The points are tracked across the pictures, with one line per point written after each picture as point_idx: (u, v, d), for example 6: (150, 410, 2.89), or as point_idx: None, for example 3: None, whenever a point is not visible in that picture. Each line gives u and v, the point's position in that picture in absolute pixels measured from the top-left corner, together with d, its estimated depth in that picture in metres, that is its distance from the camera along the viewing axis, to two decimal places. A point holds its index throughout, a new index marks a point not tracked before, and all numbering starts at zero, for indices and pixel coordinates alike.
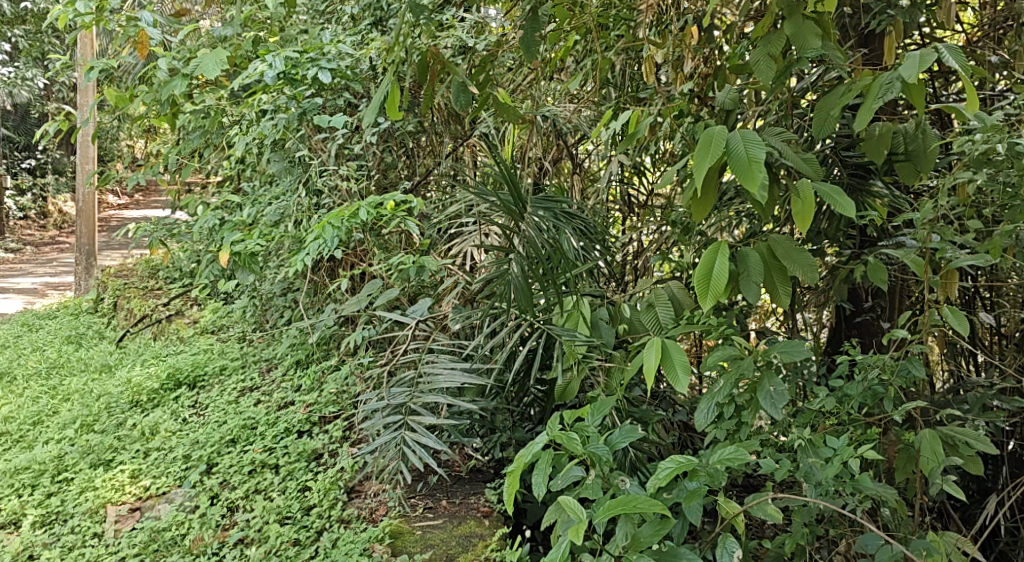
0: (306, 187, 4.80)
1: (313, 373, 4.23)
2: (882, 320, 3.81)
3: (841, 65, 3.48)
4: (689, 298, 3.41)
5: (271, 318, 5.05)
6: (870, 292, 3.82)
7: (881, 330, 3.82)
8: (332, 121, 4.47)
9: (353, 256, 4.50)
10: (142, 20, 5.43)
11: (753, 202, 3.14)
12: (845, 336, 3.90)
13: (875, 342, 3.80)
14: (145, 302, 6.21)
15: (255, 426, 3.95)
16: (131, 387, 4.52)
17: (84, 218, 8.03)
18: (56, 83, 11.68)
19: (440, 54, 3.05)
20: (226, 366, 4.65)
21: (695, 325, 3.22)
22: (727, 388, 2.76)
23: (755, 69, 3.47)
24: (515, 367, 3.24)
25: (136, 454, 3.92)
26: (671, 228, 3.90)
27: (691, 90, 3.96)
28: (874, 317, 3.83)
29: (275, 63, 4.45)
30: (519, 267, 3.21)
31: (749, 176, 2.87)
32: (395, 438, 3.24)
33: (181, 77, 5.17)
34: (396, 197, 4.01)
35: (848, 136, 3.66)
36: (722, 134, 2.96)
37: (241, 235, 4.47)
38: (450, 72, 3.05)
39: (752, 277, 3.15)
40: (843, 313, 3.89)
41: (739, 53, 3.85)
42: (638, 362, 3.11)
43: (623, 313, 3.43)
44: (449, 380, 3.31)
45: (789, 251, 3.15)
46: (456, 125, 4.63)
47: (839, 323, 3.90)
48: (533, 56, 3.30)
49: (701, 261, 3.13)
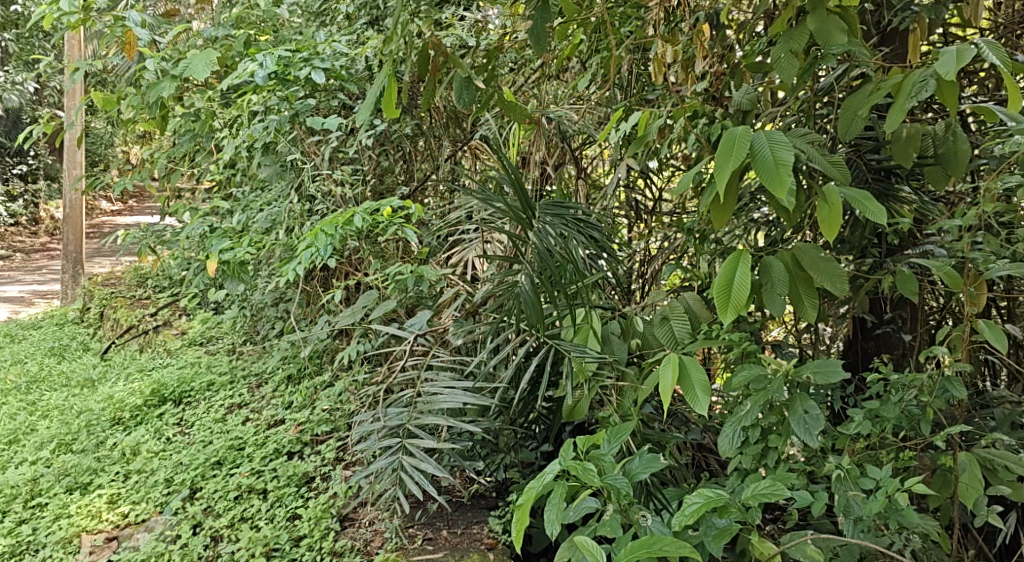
0: (300, 192, 4.58)
1: (305, 389, 4.00)
2: (905, 332, 3.55)
3: (867, 62, 3.27)
4: (707, 312, 3.20)
5: (261, 329, 4.82)
6: (891, 302, 3.55)
7: (904, 344, 3.57)
8: (326, 122, 4.24)
9: (347, 265, 4.27)
10: (130, 20, 5.20)
11: (777, 207, 2.94)
12: (865, 350, 3.62)
13: (898, 357, 3.56)
14: (133, 312, 5.97)
15: (243, 447, 3.72)
16: (114, 404, 4.29)
17: (72, 225, 7.80)
18: (46, 88, 11.48)
19: (443, 44, 2.82)
20: (214, 381, 4.42)
21: (714, 341, 3.01)
22: (754, 412, 2.53)
23: (776, 66, 3.27)
24: (522, 386, 3.00)
25: (115, 478, 3.69)
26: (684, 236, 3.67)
27: (705, 91, 3.77)
28: (896, 329, 3.57)
29: (266, 62, 4.21)
30: (529, 278, 2.97)
31: (776, 180, 2.66)
32: (392, 462, 2.99)
33: (169, 80, 4.95)
34: (393, 203, 3.78)
35: (873, 138, 3.45)
36: (747, 134, 2.74)
37: (230, 243, 4.23)
38: (456, 65, 2.82)
39: (777, 289, 2.93)
40: (863, 324, 3.61)
41: (755, 51, 3.63)
42: (654, 380, 2.91)
43: (636, 327, 3.22)
44: (450, 401, 3.07)
45: (815, 261, 2.93)
46: (456, 128, 4.42)
47: (857, 335, 3.62)
48: (544, 48, 3.06)
49: (721, 271, 2.94)
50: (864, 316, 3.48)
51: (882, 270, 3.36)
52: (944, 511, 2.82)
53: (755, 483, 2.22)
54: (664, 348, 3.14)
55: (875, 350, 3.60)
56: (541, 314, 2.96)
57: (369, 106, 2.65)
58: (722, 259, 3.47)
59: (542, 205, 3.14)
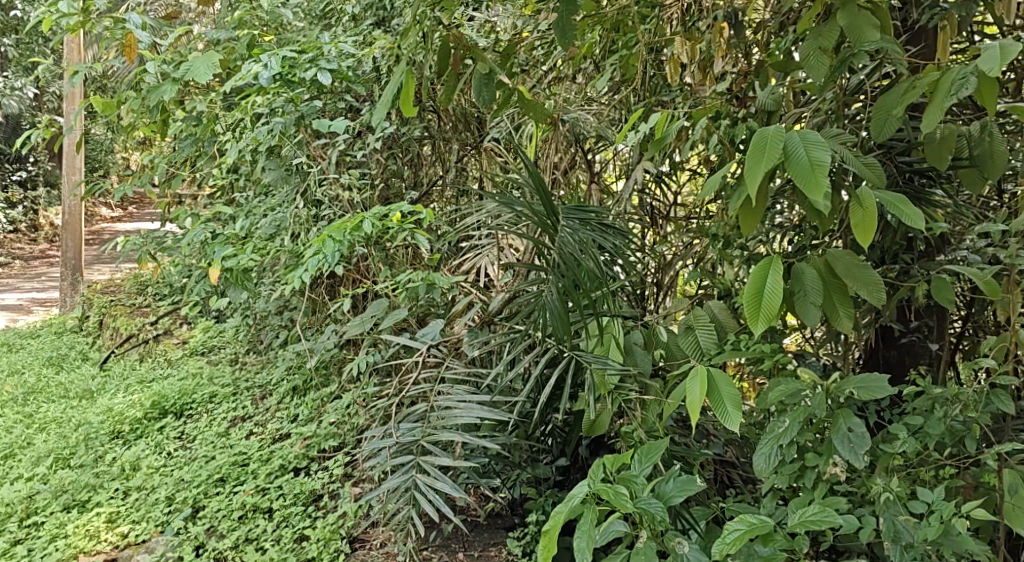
0: (305, 197, 4.43)
1: (312, 401, 3.86)
2: (931, 341, 3.38)
3: (899, 59, 3.12)
4: (733, 321, 3.06)
5: (265, 338, 4.67)
6: (917, 310, 3.36)
7: (929, 352, 3.40)
8: (333, 125, 4.10)
9: (354, 272, 4.13)
10: (131, 22, 5.07)
11: (809, 211, 2.80)
12: (886, 360, 3.43)
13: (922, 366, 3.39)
14: (132, 320, 5.83)
15: (246, 463, 3.58)
16: (113, 417, 4.15)
17: (70, 232, 7.64)
18: (45, 93, 11.35)
19: (464, 37, 2.70)
20: (217, 392, 4.27)
21: (743, 351, 2.87)
22: (794, 430, 2.38)
23: (804, 65, 3.12)
24: (542, 400, 2.85)
25: (114, 495, 3.53)
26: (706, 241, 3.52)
27: (727, 91, 3.62)
28: (921, 338, 3.39)
29: (271, 63, 4.06)
30: (555, 290, 2.84)
31: (813, 182, 2.51)
32: (405, 480, 2.82)
33: (170, 84, 4.81)
34: (404, 208, 3.63)
35: (904, 139, 3.30)
36: (780, 134, 2.59)
37: (234, 250, 4.09)
38: (476, 58, 2.69)
39: (811, 298, 2.78)
40: (887, 332, 3.41)
41: (780, 49, 3.48)
42: (681, 393, 2.78)
43: (659, 337, 3.09)
44: (466, 416, 2.90)
45: (850, 267, 2.78)
46: (468, 132, 4.27)
47: (880, 343, 3.42)
48: (568, 43, 2.95)
49: (751, 278, 2.81)
50: (890, 325, 3.30)
51: (916, 277, 3.21)
52: (989, 532, 2.66)
53: (801, 509, 2.27)
54: (688, 359, 3.01)
55: (900, 360, 3.42)
56: (568, 326, 2.83)
57: (384, 107, 2.49)
58: (748, 266, 3.32)
59: (563, 209, 2.98)
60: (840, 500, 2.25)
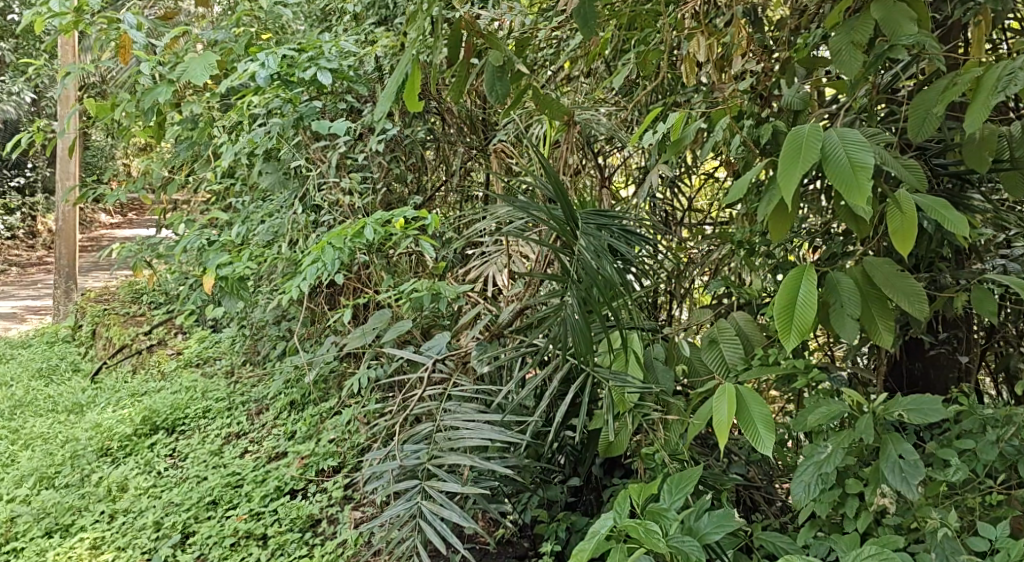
0: (304, 202, 4.22)
1: (310, 418, 3.65)
2: (963, 353, 3.17)
3: (937, 54, 2.91)
4: (759, 334, 2.86)
5: (262, 350, 4.47)
6: (947, 320, 3.15)
7: (959, 364, 3.20)
8: (333, 127, 3.89)
9: (355, 281, 3.93)
10: (125, 22, 4.87)
11: (844, 216, 2.61)
12: (912, 374, 3.22)
13: (953, 380, 3.19)
14: (125, 330, 5.63)
15: (240, 485, 3.38)
16: (101, 433, 3.94)
17: (64, 238, 7.44)
18: (43, 98, 11.15)
19: (478, 24, 2.45)
20: (211, 408, 4.08)
21: (773, 367, 2.67)
22: (839, 456, 2.22)
23: (835, 61, 2.91)
24: (557, 421, 2.64)
25: (100, 519, 3.33)
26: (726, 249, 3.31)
27: (751, 89, 3.41)
28: (951, 350, 3.18)
29: (269, 61, 3.87)
30: (575, 302, 2.60)
31: (854, 184, 2.33)
32: (410, 508, 2.60)
33: (164, 85, 4.60)
34: (408, 213, 3.43)
35: (940, 140, 3.08)
36: (818, 132, 2.41)
37: (229, 258, 3.89)
38: (492, 48, 2.46)
39: (848, 310, 2.59)
40: (916, 345, 3.20)
41: (807, 44, 3.27)
42: (707, 412, 2.60)
43: (680, 351, 2.89)
44: (476, 438, 2.67)
45: (889, 277, 2.59)
46: (473, 133, 4.12)
47: (908, 357, 3.22)
48: (590, 32, 2.67)
49: (782, 289, 2.62)
50: (922, 338, 3.09)
51: (952, 287, 3.00)
52: None
53: (855, 549, 2.19)
54: (713, 374, 2.82)
55: (928, 374, 3.21)
56: (589, 341, 2.60)
57: (388, 101, 2.27)
58: (774, 275, 3.12)
59: (581, 215, 2.80)
60: (896, 539, 2.14)
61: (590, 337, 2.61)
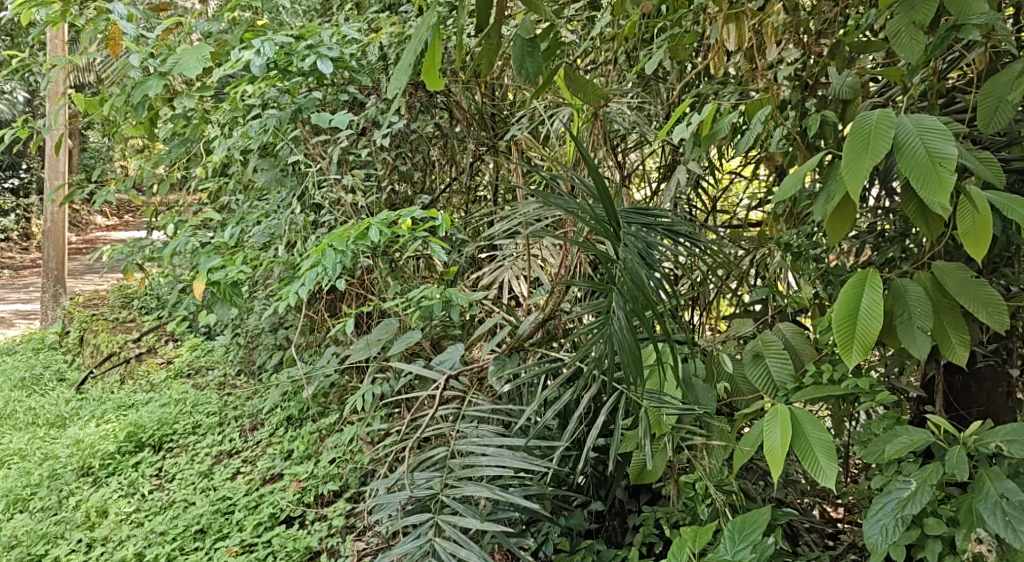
0: (302, 201, 3.92)
1: (308, 435, 3.35)
2: (1013, 366, 2.81)
3: (1010, 36, 2.60)
4: (809, 347, 2.58)
5: (258, 359, 4.16)
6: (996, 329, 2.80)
7: (1008, 377, 2.84)
8: (334, 119, 3.59)
9: (358, 287, 3.63)
10: (116, 12, 4.55)
11: (912, 216, 2.33)
12: (952, 386, 2.86)
13: (1000, 394, 2.83)
14: (113, 337, 5.32)
15: (231, 512, 3.08)
16: (82, 451, 3.64)
17: (53, 240, 7.12)
18: (37, 97, 10.83)
19: None
20: (201, 423, 3.77)
21: (830, 386, 2.39)
22: (927, 493, 2.12)
23: (892, 44, 2.62)
24: (589, 446, 2.34)
25: (75, 548, 3.02)
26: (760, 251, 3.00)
27: (792, 78, 3.11)
28: (1000, 362, 2.81)
29: (265, 48, 3.56)
30: (621, 315, 2.24)
31: (936, 179, 2.05)
32: (421, 545, 2.28)
33: (154, 77, 4.28)
34: (415, 213, 3.13)
35: (1007, 132, 2.76)
36: (889, 121, 2.11)
37: (222, 261, 3.59)
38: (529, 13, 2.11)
39: (917, 321, 2.32)
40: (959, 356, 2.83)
41: (859, 27, 2.96)
42: (757, 437, 2.32)
43: (722, 366, 2.59)
44: (496, 467, 2.36)
45: (962, 284, 2.31)
46: (482, 130, 3.78)
47: (950, 370, 2.86)
48: None
49: (841, 298, 2.34)
50: (978, 350, 2.77)
51: (1014, 295, 2.69)
52: None
53: None
54: (759, 392, 2.53)
55: (967, 386, 2.85)
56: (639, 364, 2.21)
57: (405, 73, 1.95)
58: (822, 281, 2.82)
59: (622, 212, 2.51)
60: None
61: (640, 358, 2.23)
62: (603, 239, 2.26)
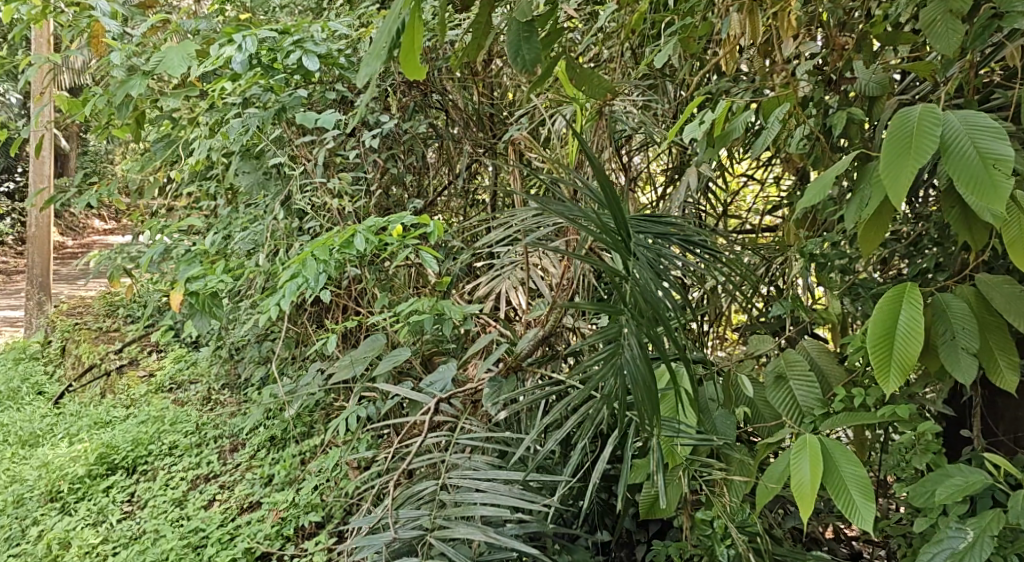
0: (287, 207, 3.69)
1: (290, 459, 3.14)
2: None
3: None
4: (837, 369, 2.34)
5: (241, 373, 3.93)
6: None
7: None
8: (321, 119, 3.35)
9: (345, 298, 3.40)
10: (98, 9, 4.21)
11: (956, 224, 2.09)
12: (985, 407, 2.63)
13: None
14: (96, 348, 5.10)
15: (203, 546, 2.86)
16: (50, 473, 3.41)
17: (39, 245, 6.87)
18: (31, 98, 10.58)
19: None
20: (178, 443, 3.54)
21: (864, 413, 2.15)
22: (988, 542, 1.95)
23: (927, 33, 2.38)
24: (596, 483, 2.09)
25: None
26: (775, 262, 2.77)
27: (813, 74, 2.88)
28: None
29: (247, 43, 3.33)
30: (634, 342, 1.98)
31: (990, 187, 1.82)
32: None
33: (137, 76, 3.91)
34: (406, 219, 2.90)
35: None
36: (935, 119, 1.88)
37: (200, 270, 3.37)
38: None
39: (961, 342, 2.08)
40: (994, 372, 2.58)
41: (888, 17, 2.72)
42: (782, 472, 2.09)
43: (741, 390, 2.34)
44: (491, 507, 2.12)
45: (1012, 299, 2.08)
46: (480, 131, 3.54)
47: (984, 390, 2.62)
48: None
49: (875, 316, 2.10)
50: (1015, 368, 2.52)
51: None
52: None
53: None
54: (784, 419, 2.29)
55: (1003, 407, 2.62)
56: (656, 398, 1.96)
57: (378, 58, 1.75)
58: (846, 294, 2.59)
59: (632, 219, 2.28)
60: None
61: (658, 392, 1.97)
62: (613, 251, 2.01)
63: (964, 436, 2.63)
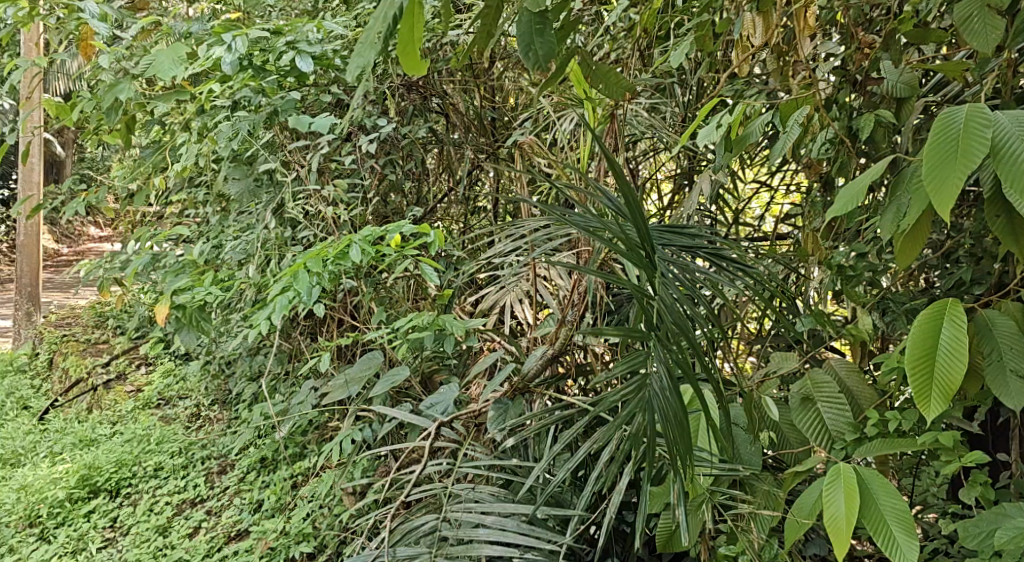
0: (280, 216, 3.52)
1: (280, 484, 2.98)
2: None
3: None
4: (868, 390, 2.16)
5: (232, 389, 3.76)
6: None
7: None
8: (314, 122, 3.17)
9: (340, 312, 3.23)
10: (86, 11, 3.98)
11: (1004, 233, 1.90)
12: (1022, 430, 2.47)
13: None
14: (83, 361, 4.92)
15: None
16: (27, 497, 3.25)
17: (28, 253, 6.67)
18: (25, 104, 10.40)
19: None
20: (164, 465, 3.38)
21: (902, 441, 1.97)
22: None
23: (960, 29, 2.14)
24: (611, 520, 1.93)
25: None
26: (796, 275, 2.60)
27: (836, 74, 2.70)
28: None
29: (237, 44, 3.16)
30: (661, 372, 1.79)
31: None
32: None
33: (125, 79, 3.73)
34: (404, 228, 2.72)
35: None
36: (984, 119, 1.71)
37: (187, 283, 3.20)
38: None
39: (1008, 363, 1.91)
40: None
41: (918, 13, 2.54)
42: (814, 507, 1.91)
43: (765, 414, 2.16)
44: (495, 547, 1.96)
45: None
46: (481, 136, 3.43)
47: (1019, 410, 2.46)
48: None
49: (915, 334, 1.92)
50: None
51: None
52: None
53: None
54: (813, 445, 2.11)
55: None
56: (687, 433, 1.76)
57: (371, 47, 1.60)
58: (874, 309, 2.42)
59: (654, 231, 2.14)
60: None
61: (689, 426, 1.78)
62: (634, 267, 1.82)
63: (998, 460, 2.47)
